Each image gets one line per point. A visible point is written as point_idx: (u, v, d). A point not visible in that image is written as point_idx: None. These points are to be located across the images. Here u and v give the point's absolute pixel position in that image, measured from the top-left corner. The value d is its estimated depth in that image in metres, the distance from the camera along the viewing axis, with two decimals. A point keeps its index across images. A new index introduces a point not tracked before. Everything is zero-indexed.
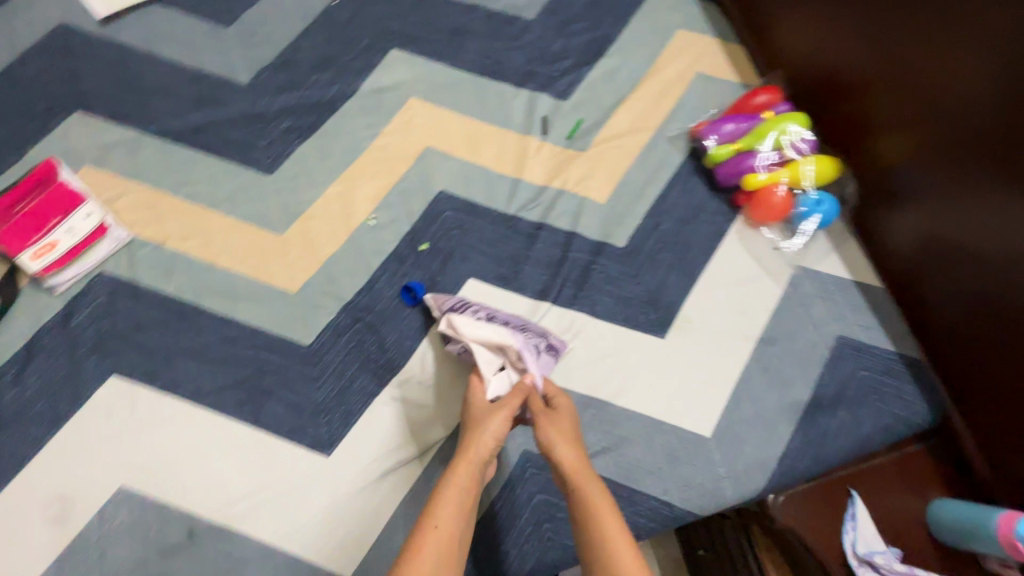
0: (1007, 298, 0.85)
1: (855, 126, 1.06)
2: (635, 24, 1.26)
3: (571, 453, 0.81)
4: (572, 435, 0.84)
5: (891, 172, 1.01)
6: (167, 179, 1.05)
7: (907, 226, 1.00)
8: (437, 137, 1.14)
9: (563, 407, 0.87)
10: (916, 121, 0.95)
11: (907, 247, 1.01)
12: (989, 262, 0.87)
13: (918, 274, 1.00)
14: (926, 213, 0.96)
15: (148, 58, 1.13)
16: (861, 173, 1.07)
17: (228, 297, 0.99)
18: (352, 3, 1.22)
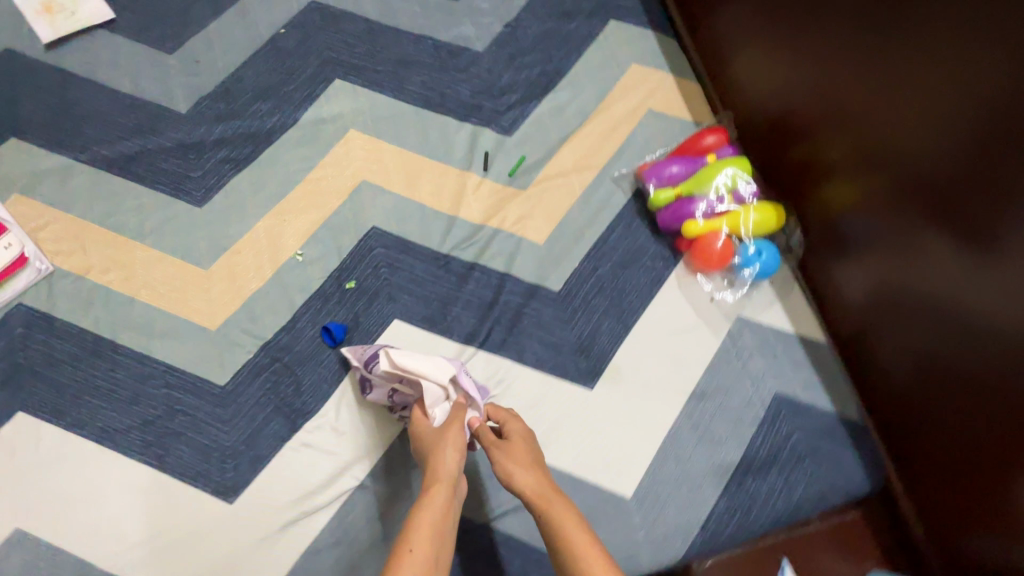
0: (954, 359, 0.79)
1: (806, 171, 1.01)
2: (588, 58, 1.22)
3: (535, 476, 0.79)
4: (532, 458, 0.82)
5: (841, 220, 0.95)
6: (96, 210, 1.04)
7: (854, 279, 0.95)
8: (375, 171, 1.12)
9: (518, 430, 0.86)
10: (859, 168, 0.90)
11: (855, 301, 0.95)
12: (934, 320, 0.81)
13: (869, 330, 0.93)
14: (873, 265, 0.91)
15: (89, 84, 1.13)
16: (813, 220, 1.02)
17: (146, 332, 0.98)
18: (299, 31, 1.21)
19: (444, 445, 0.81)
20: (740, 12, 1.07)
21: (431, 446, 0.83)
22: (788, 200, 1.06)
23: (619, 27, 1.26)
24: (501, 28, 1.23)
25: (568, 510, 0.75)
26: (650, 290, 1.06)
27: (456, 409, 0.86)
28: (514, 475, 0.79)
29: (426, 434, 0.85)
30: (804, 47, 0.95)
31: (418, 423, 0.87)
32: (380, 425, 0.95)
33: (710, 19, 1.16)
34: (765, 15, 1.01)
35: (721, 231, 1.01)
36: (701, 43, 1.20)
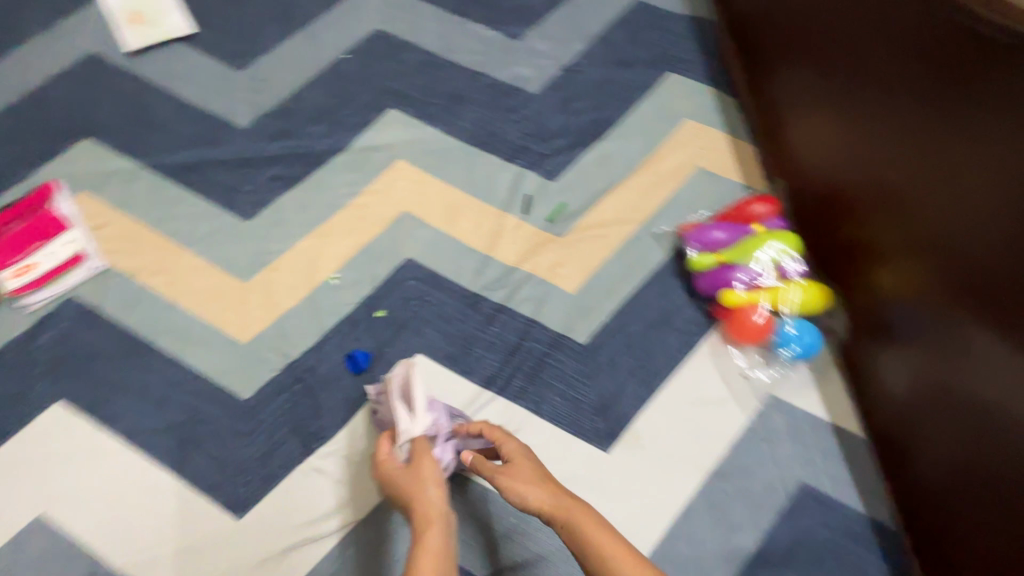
0: (1005, 472, 0.72)
1: (857, 250, 0.95)
2: (641, 108, 1.21)
3: (540, 491, 0.76)
4: (534, 471, 0.79)
5: (891, 308, 0.89)
6: (152, 214, 1.09)
7: (897, 370, 0.89)
8: (416, 203, 1.14)
9: (512, 449, 0.82)
10: (909, 253, 0.84)
11: (896, 393, 0.89)
12: (982, 426, 0.74)
13: (911, 429, 0.87)
14: (918, 358, 0.85)
15: (161, 94, 1.19)
16: (860, 302, 0.96)
17: (181, 338, 1.01)
18: (361, 59, 1.24)
19: (423, 484, 0.78)
20: (802, 79, 1.04)
21: (406, 488, 0.79)
22: (834, 277, 1.01)
23: (677, 80, 1.24)
24: (557, 72, 1.24)
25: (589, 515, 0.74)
26: (678, 354, 1.03)
27: (421, 447, 0.82)
28: (521, 494, 0.76)
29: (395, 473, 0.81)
30: (862, 122, 0.90)
31: (384, 458, 0.83)
32: None
33: (772, 83, 1.13)
34: (826, 86, 0.98)
35: (761, 305, 0.97)
36: (760, 105, 1.17)
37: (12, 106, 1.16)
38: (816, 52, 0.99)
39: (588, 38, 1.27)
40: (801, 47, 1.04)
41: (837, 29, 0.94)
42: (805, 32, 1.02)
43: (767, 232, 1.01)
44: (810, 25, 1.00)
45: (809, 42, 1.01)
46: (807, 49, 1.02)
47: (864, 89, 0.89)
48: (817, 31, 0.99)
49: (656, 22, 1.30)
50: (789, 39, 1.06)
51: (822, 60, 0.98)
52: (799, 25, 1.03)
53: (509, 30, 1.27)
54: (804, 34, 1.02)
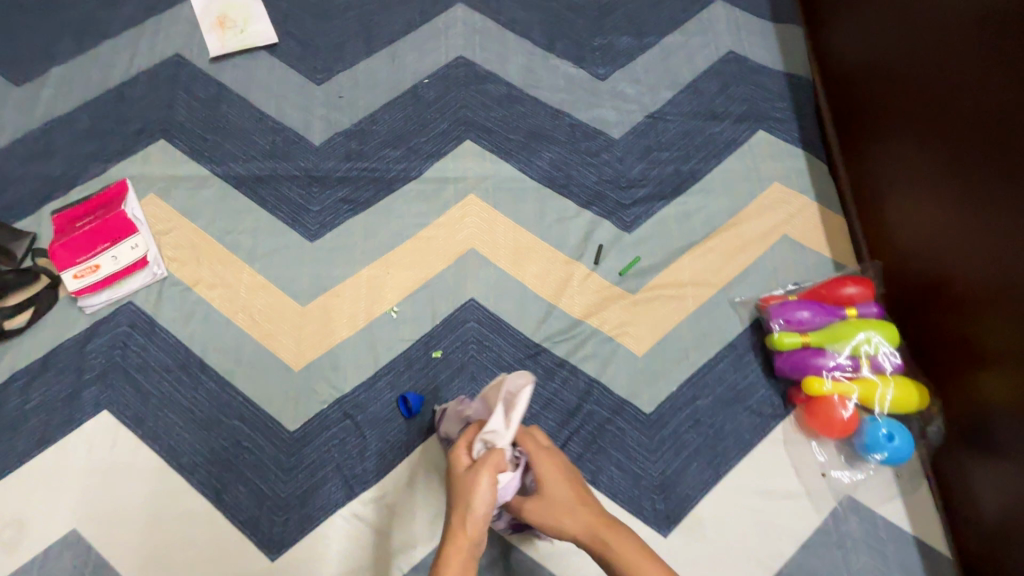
0: None
1: (955, 342, 0.88)
2: (727, 166, 1.15)
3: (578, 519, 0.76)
4: (577, 504, 0.77)
5: (990, 413, 0.82)
6: (218, 224, 1.07)
7: (991, 490, 0.81)
8: (485, 240, 1.09)
9: (545, 476, 0.78)
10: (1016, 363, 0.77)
11: (989, 516, 0.81)
12: None
13: (1000, 548, 0.79)
14: (1015, 481, 0.77)
15: (240, 102, 1.18)
16: (953, 397, 0.89)
17: (234, 357, 0.99)
18: (442, 84, 1.21)
19: (472, 512, 0.72)
20: (905, 151, 0.97)
21: (459, 503, 0.73)
22: (927, 367, 0.93)
23: (767, 139, 1.18)
24: (641, 118, 1.19)
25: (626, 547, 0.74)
26: (748, 437, 0.96)
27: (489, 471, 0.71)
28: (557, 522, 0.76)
29: (458, 477, 0.74)
30: (975, 208, 0.83)
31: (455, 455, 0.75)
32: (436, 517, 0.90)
33: (869, 149, 1.06)
34: (933, 163, 0.91)
35: (850, 397, 0.90)
36: (854, 172, 1.10)
37: (93, 100, 1.16)
38: (925, 126, 0.93)
39: (677, 86, 1.23)
40: (906, 118, 0.97)
41: (954, 105, 0.87)
42: (916, 102, 0.95)
43: (859, 319, 0.94)
44: (923, 96, 0.94)
45: (919, 116, 0.94)
46: (914, 121, 0.95)
47: (978, 173, 0.83)
48: (930, 104, 0.92)
49: (749, 76, 1.24)
50: (895, 107, 1.00)
51: (931, 134, 0.91)
52: (910, 94, 0.97)
53: (596, 69, 1.23)
54: (914, 105, 0.96)
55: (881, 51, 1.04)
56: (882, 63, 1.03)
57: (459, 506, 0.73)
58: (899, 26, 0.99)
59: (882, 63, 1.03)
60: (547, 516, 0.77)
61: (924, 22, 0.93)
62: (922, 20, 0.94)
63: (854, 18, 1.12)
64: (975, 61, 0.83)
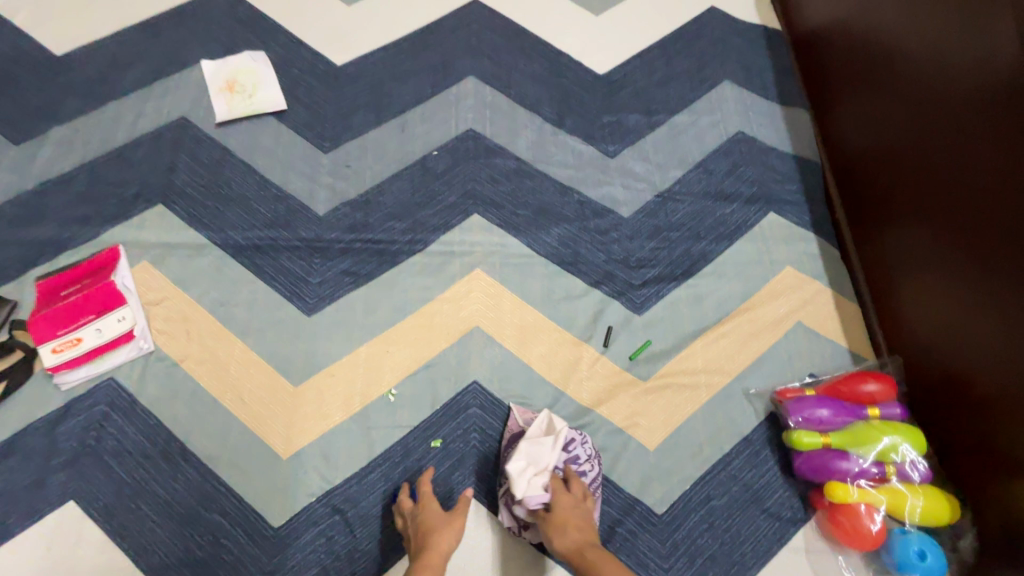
0: None
1: (973, 440, 0.85)
2: (737, 249, 1.14)
3: (577, 534, 0.77)
4: (583, 527, 0.79)
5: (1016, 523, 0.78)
6: (211, 295, 1.03)
7: None
8: (490, 318, 1.05)
9: (560, 497, 0.82)
10: None
11: None
12: None
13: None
14: None
15: (244, 168, 1.16)
16: (973, 498, 0.85)
17: (218, 442, 0.92)
18: (450, 156, 1.20)
19: (446, 528, 0.80)
20: (916, 241, 0.97)
21: (436, 527, 0.80)
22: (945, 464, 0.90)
23: (777, 222, 1.18)
24: (651, 197, 1.19)
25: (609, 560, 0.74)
26: (767, 543, 0.90)
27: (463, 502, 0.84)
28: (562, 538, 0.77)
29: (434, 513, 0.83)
30: (992, 307, 0.82)
31: (424, 498, 0.85)
32: None
33: (878, 234, 1.07)
34: (947, 257, 0.91)
35: (877, 507, 0.85)
36: (865, 255, 1.10)
37: (93, 161, 1.14)
38: (935, 219, 0.93)
39: (686, 165, 1.23)
40: (916, 208, 0.97)
41: (966, 202, 0.87)
42: (925, 195, 0.96)
43: (882, 422, 0.90)
44: (933, 190, 0.94)
45: (930, 204, 0.94)
46: (923, 213, 0.96)
47: (996, 272, 0.82)
48: (941, 198, 0.92)
49: (757, 157, 1.25)
50: (903, 196, 1.00)
51: (944, 229, 0.91)
52: (918, 185, 0.97)
53: (605, 146, 1.24)
54: (924, 197, 0.96)
55: (888, 140, 1.05)
56: (889, 150, 1.05)
57: (436, 528, 0.80)
58: (906, 119, 1.00)
59: (890, 149, 1.04)
60: (553, 535, 0.78)
61: (931, 119, 0.94)
62: (930, 111, 0.95)
63: (860, 104, 1.13)
64: (988, 165, 0.84)
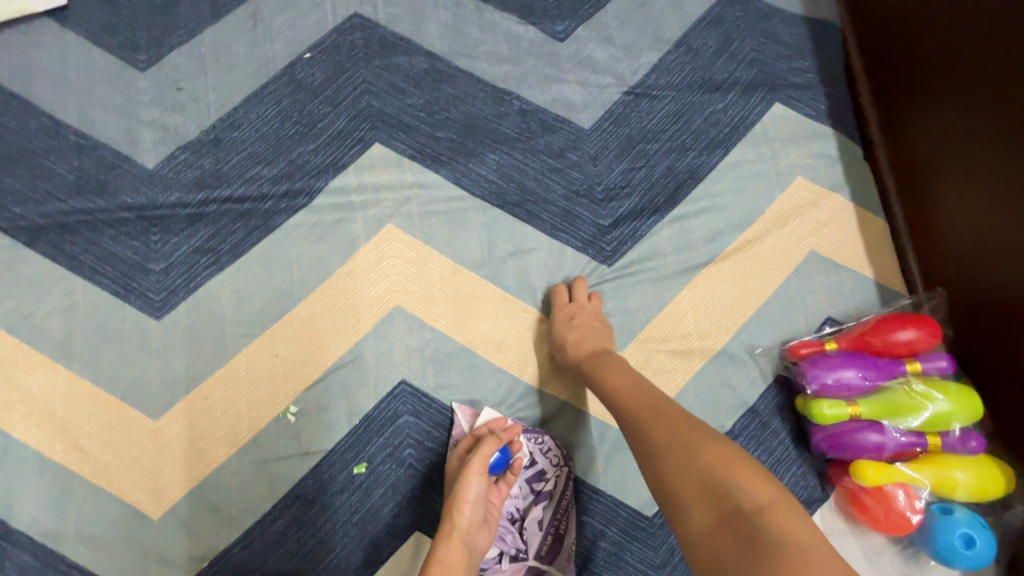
0: None
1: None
2: (735, 160, 0.86)
3: (574, 333, 0.73)
4: (586, 332, 0.73)
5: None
6: (7, 307, 0.72)
7: None
8: (415, 291, 0.78)
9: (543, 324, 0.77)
10: None
11: None
12: None
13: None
14: None
15: (19, 105, 0.77)
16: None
17: (55, 510, 0.67)
18: (332, 59, 0.83)
19: (471, 490, 0.67)
20: (963, 124, 0.72)
21: (467, 536, 0.65)
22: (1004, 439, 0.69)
23: (785, 115, 0.89)
24: (618, 95, 0.87)
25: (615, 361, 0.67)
26: None
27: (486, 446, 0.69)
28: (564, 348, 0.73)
29: (472, 518, 0.66)
30: None
31: (464, 492, 0.66)
32: None
33: (927, 139, 0.78)
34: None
35: (917, 489, 0.69)
36: (903, 165, 0.83)
37: None
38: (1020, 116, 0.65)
39: (663, 43, 0.89)
40: (964, 78, 0.72)
41: None
42: (1003, 81, 0.67)
43: (924, 380, 0.71)
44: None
45: (983, 70, 0.69)
46: (997, 108, 0.68)
47: None
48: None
49: (758, 24, 0.92)
50: (970, 85, 0.71)
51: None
52: (966, 47, 0.71)
53: (551, 26, 0.88)
54: (1004, 82, 0.67)
55: None
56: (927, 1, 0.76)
57: (470, 538, 0.65)
58: None
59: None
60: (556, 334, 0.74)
61: None
62: None
63: None
64: None
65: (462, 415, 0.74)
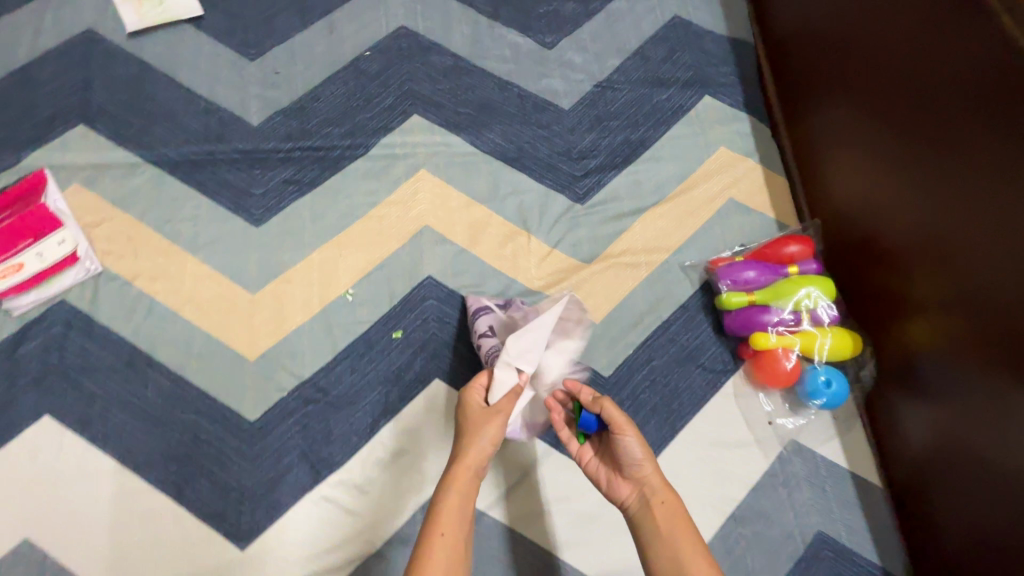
0: (1000, 544, 0.75)
1: (948, 369, 0.83)
2: (675, 134, 1.18)
3: (651, 469, 0.79)
4: (652, 467, 0.79)
5: (945, 429, 0.84)
6: (152, 213, 1.02)
7: (922, 426, 0.89)
8: (439, 216, 1.08)
9: (627, 428, 0.79)
10: (938, 307, 0.85)
11: (918, 448, 0.89)
12: (1001, 491, 0.75)
13: (948, 552, 0.84)
14: (941, 415, 0.85)
15: (165, 80, 1.10)
16: (936, 419, 0.86)
17: (182, 351, 0.95)
18: (385, 56, 1.17)
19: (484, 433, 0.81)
20: (829, 112, 1.04)
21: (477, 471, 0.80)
22: (910, 373, 0.91)
23: (712, 104, 1.21)
24: (590, 87, 1.19)
25: (678, 515, 0.77)
26: (701, 392, 1.01)
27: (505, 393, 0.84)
28: (637, 476, 0.80)
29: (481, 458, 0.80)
30: (889, 161, 0.91)
31: (483, 434, 0.81)
32: (370, 503, 0.90)
33: (820, 122, 1.07)
34: (873, 146, 0.94)
35: (793, 350, 0.97)
36: (795, 141, 1.14)
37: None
38: (951, 133, 0.80)
39: (624, 53, 1.23)
40: (827, 82, 1.04)
41: (866, 67, 0.95)
42: (849, 83, 0.99)
43: (801, 275, 1.00)
44: (857, 77, 0.97)
45: (838, 75, 1.02)
46: (934, 125, 0.83)
47: (891, 131, 0.90)
48: (863, 85, 0.96)
49: (694, 41, 1.26)
50: (888, 91, 0.91)
51: (867, 116, 0.95)
52: (829, 60, 1.04)
53: (542, 37, 1.22)
54: (849, 84, 0.99)
55: (804, 21, 1.10)
56: (805, 29, 1.10)
57: (477, 473, 0.79)
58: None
59: (806, 28, 1.09)
60: (627, 455, 0.79)
61: None
62: None
63: None
64: (890, 34, 0.90)
65: (471, 300, 1.01)
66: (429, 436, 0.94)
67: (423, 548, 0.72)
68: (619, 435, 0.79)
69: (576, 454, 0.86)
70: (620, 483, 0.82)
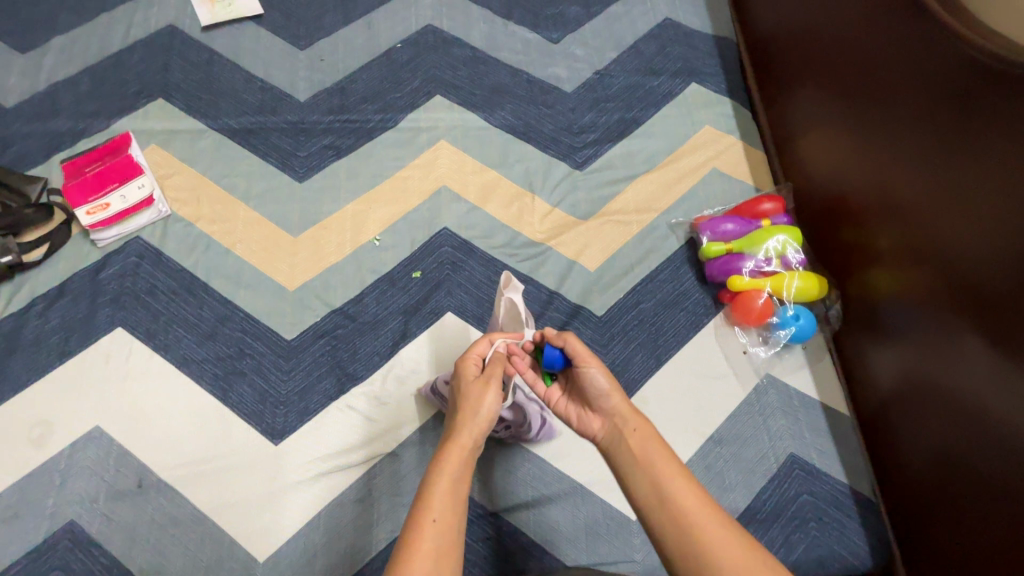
0: (962, 457, 0.83)
1: (944, 326, 0.86)
2: (665, 114, 1.33)
3: (618, 398, 0.80)
4: (619, 399, 0.80)
5: (907, 362, 0.93)
6: (213, 169, 1.20)
7: (885, 361, 0.98)
8: (455, 178, 1.24)
9: (590, 359, 0.81)
10: (898, 254, 0.95)
11: (882, 379, 0.99)
12: (959, 408, 0.84)
13: (924, 482, 0.89)
14: (903, 349, 0.95)
15: (230, 65, 1.31)
16: (931, 381, 0.89)
17: (233, 280, 1.11)
18: (414, 49, 1.37)
19: (482, 406, 0.78)
20: (799, 96, 1.19)
21: (471, 448, 0.76)
22: (892, 329, 0.97)
23: (698, 91, 1.37)
24: (590, 75, 1.37)
25: (652, 440, 0.76)
26: (684, 331, 1.13)
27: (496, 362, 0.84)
28: (605, 408, 0.80)
29: (476, 434, 0.77)
30: (850, 132, 1.04)
31: (478, 404, 0.79)
32: (371, 419, 1.02)
33: (792, 105, 1.22)
34: (837, 122, 1.08)
35: (764, 290, 1.08)
36: (771, 124, 1.29)
37: (95, 65, 1.29)
38: (937, 109, 0.86)
39: (620, 47, 1.41)
40: (795, 70, 1.20)
41: (825, 56, 1.11)
42: (814, 71, 1.14)
43: (772, 226, 1.13)
44: (820, 64, 1.12)
45: (803, 64, 1.18)
46: (894, 100, 0.94)
47: (852, 107, 1.04)
48: (824, 71, 1.11)
49: (683, 38, 1.43)
50: (845, 73, 1.05)
51: (831, 97, 1.09)
52: (796, 52, 1.20)
53: (549, 34, 1.41)
54: (814, 71, 1.14)
55: (775, 21, 1.27)
56: (776, 26, 1.27)
57: (465, 458, 0.75)
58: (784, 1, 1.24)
59: (777, 25, 1.26)
60: (592, 387, 0.81)
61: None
62: None
63: None
64: (843, 26, 1.05)
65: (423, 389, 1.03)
66: (440, 357, 1.08)
67: (410, 540, 0.66)
68: (584, 365, 0.81)
69: (543, 395, 0.88)
70: (591, 418, 0.83)
